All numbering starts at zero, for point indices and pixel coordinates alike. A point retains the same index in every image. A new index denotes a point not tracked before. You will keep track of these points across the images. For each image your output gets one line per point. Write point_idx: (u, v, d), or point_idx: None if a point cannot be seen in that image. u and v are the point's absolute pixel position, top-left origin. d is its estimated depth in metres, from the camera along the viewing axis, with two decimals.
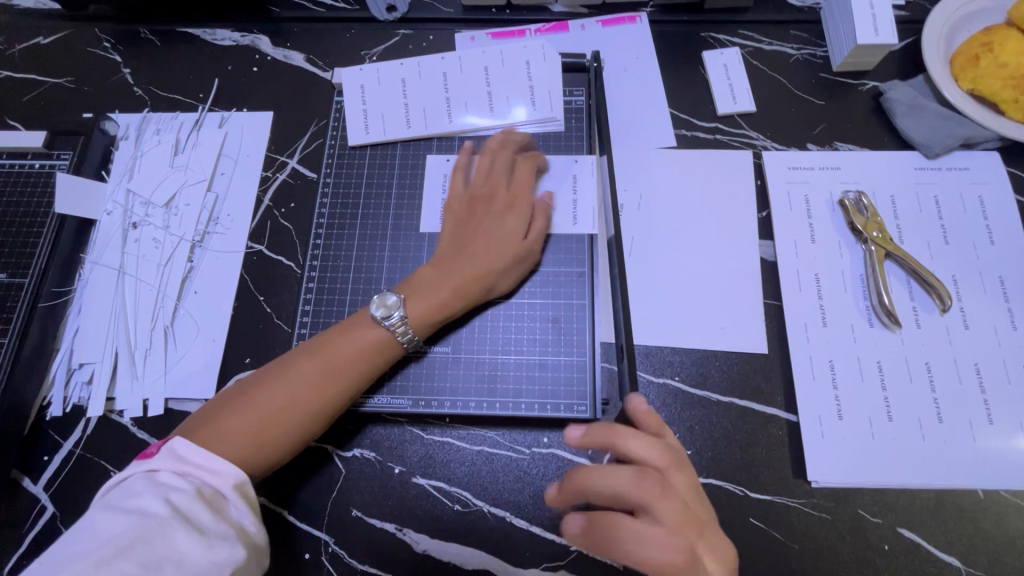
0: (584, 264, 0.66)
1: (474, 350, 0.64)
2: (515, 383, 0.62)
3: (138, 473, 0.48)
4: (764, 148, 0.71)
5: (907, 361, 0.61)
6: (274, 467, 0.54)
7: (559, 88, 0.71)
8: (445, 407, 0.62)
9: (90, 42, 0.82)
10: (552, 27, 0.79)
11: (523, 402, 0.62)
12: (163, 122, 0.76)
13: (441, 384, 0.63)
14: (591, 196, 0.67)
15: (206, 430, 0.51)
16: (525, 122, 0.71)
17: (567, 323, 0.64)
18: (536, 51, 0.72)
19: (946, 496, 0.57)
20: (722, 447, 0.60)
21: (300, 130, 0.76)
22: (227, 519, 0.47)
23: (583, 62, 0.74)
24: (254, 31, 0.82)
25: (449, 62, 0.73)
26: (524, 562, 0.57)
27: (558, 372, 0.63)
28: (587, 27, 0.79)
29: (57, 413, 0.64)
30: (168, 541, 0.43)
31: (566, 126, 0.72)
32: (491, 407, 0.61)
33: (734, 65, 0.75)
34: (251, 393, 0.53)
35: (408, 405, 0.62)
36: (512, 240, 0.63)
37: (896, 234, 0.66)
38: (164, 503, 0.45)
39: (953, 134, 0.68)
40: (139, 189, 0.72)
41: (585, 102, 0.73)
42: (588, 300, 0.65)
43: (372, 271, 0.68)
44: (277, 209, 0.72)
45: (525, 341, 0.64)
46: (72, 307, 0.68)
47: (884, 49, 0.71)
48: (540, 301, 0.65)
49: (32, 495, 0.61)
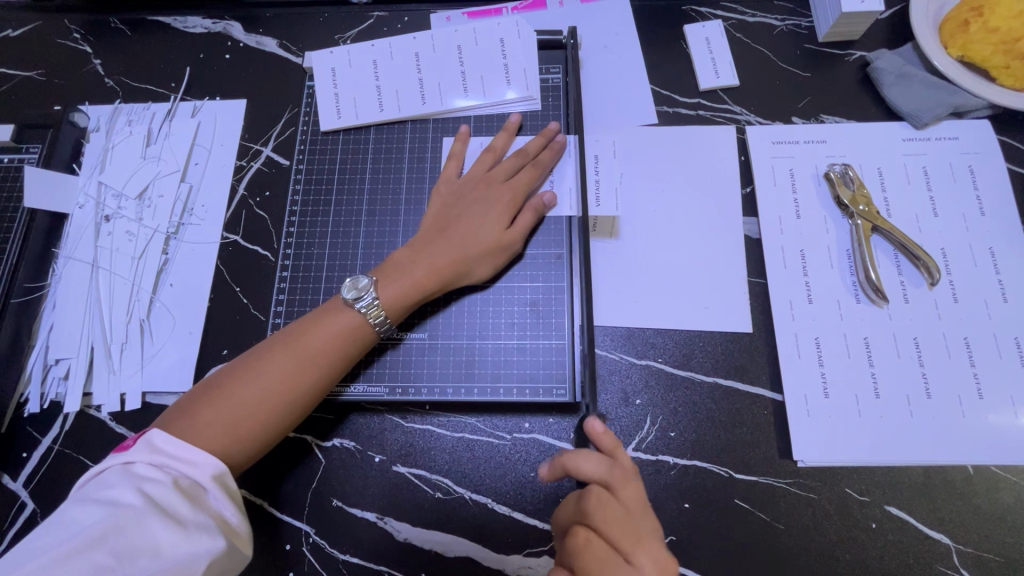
0: (562, 245, 0.65)
1: (451, 335, 0.63)
2: (494, 368, 0.61)
3: (114, 466, 0.47)
4: (748, 123, 0.70)
5: (895, 337, 0.59)
6: (255, 456, 0.54)
7: (535, 66, 0.70)
8: (422, 394, 0.61)
9: (59, 34, 0.80)
10: (529, 4, 0.77)
11: (502, 387, 0.61)
12: (135, 112, 0.75)
13: (418, 371, 0.62)
14: (571, 174, 0.65)
15: (181, 423, 0.50)
16: (514, 101, 0.69)
17: (546, 307, 0.63)
18: (510, 28, 0.71)
19: (935, 471, 0.56)
20: (706, 428, 0.58)
21: (273, 117, 0.74)
22: (207, 509, 0.46)
23: (560, 39, 0.72)
24: (226, 17, 0.80)
25: (422, 43, 0.71)
26: (507, 548, 0.57)
27: (537, 356, 0.61)
28: (566, 3, 0.77)
29: (34, 410, 0.63)
30: (143, 532, 0.42)
31: (543, 104, 0.70)
32: (469, 393, 0.61)
33: (715, 39, 0.73)
34: (225, 384, 0.53)
35: (386, 393, 0.61)
36: (493, 218, 0.62)
37: (883, 207, 0.64)
38: (139, 494, 0.44)
39: (941, 103, 0.66)
40: (111, 181, 0.71)
41: (562, 79, 0.71)
42: (567, 282, 0.64)
43: (347, 259, 0.66)
44: (252, 198, 0.71)
45: (502, 325, 0.63)
46: (46, 303, 0.67)
47: (869, 16, 0.69)
48: (519, 284, 0.64)
49: (12, 491, 0.61)
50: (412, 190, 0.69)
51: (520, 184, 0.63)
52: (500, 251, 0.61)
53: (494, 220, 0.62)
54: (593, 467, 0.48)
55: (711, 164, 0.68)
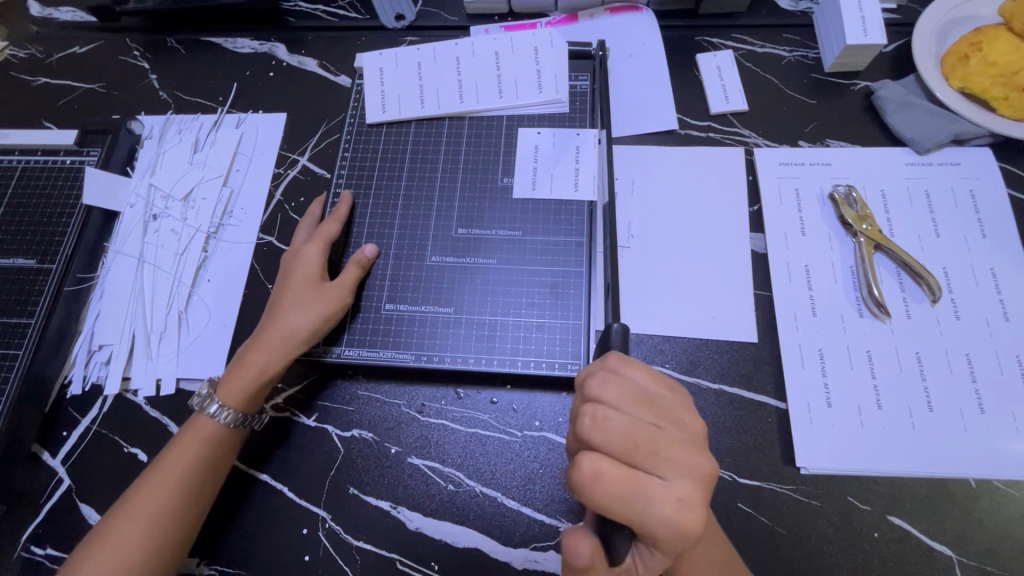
0: (584, 232, 0.69)
1: (475, 310, 0.67)
2: (513, 343, 0.65)
3: None
4: (756, 145, 0.73)
5: (897, 351, 0.61)
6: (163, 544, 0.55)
7: (564, 73, 0.75)
8: (445, 362, 0.65)
9: (121, 51, 0.88)
10: (561, 20, 0.83)
11: (520, 360, 0.64)
12: (185, 123, 0.81)
13: (441, 341, 0.66)
14: (594, 166, 0.71)
15: (89, 556, 0.54)
16: (540, 104, 0.74)
17: (564, 289, 0.67)
18: (544, 38, 0.76)
19: (936, 484, 0.57)
20: (712, 433, 0.61)
21: (311, 130, 0.80)
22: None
23: (589, 50, 0.77)
24: (272, 39, 0.87)
25: (462, 48, 0.77)
26: (514, 542, 0.59)
27: (554, 335, 0.65)
28: (596, 16, 0.82)
29: (76, 392, 0.68)
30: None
31: (571, 108, 0.75)
32: (488, 363, 0.64)
33: (726, 67, 0.77)
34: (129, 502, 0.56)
35: (411, 359, 0.65)
36: (309, 279, 0.65)
37: (887, 227, 0.67)
38: None
39: (943, 130, 0.69)
40: (160, 183, 0.77)
41: (588, 86, 0.76)
42: (586, 269, 0.67)
43: (381, 242, 0.71)
44: (288, 202, 0.76)
45: (523, 305, 0.66)
46: (94, 292, 0.72)
47: (873, 49, 0.73)
48: (539, 268, 0.68)
49: (50, 467, 0.65)
50: (444, 184, 0.73)
51: (308, 262, 0.66)
52: (325, 303, 0.63)
53: (309, 283, 0.65)
54: (628, 366, 0.46)
55: (720, 183, 0.71)
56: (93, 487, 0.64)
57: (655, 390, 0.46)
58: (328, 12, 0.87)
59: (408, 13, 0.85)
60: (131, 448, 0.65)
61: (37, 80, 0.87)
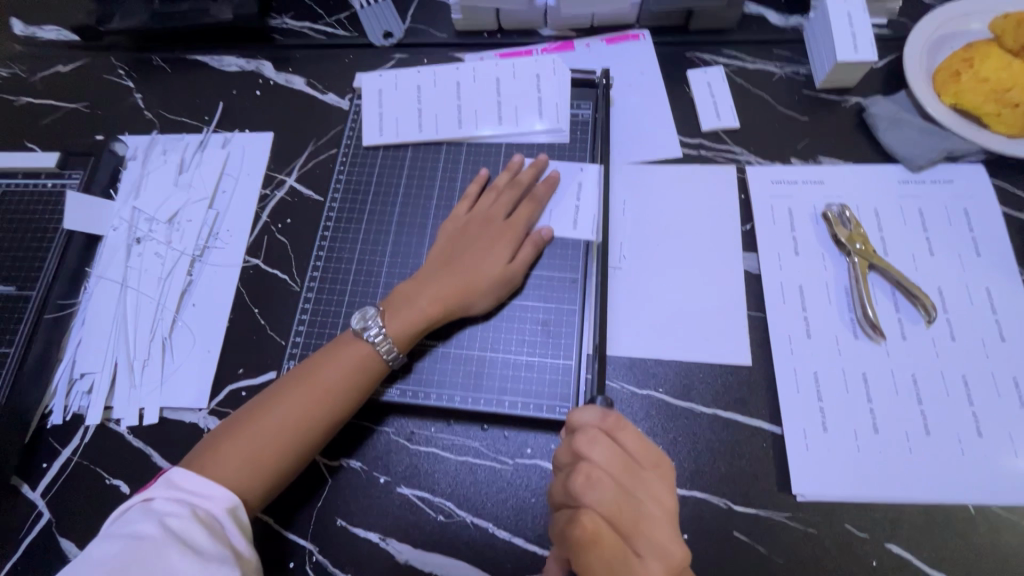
0: (578, 269, 0.67)
1: (463, 346, 0.65)
2: (501, 381, 0.64)
3: (136, 504, 0.49)
4: (748, 163, 0.73)
5: (893, 373, 0.60)
6: (279, 488, 0.56)
7: (566, 101, 0.74)
8: (431, 399, 0.63)
9: (105, 70, 0.87)
10: (557, 47, 0.82)
11: (508, 400, 0.63)
12: (170, 143, 0.80)
13: (429, 376, 0.64)
14: (593, 198, 0.70)
15: (199, 462, 0.53)
16: (542, 132, 0.73)
17: (556, 326, 0.65)
18: (546, 66, 0.75)
19: (935, 510, 0.56)
20: (706, 460, 0.59)
21: (297, 150, 0.79)
22: (223, 541, 0.48)
23: (591, 78, 0.76)
24: (259, 57, 0.86)
25: (463, 73, 0.76)
26: (505, 574, 0.57)
27: (544, 374, 0.64)
28: (592, 45, 0.82)
29: (57, 421, 0.66)
30: (165, 561, 0.44)
31: (571, 137, 0.74)
32: (475, 402, 0.63)
33: (717, 83, 0.77)
34: (247, 425, 0.55)
35: (396, 395, 0.63)
36: (496, 252, 0.65)
37: (880, 246, 0.66)
38: (159, 526, 0.46)
39: (936, 147, 0.69)
40: (144, 206, 0.75)
41: (591, 114, 0.75)
42: (579, 303, 0.66)
43: (372, 270, 0.70)
44: (274, 224, 0.75)
45: (513, 342, 0.65)
46: (76, 318, 0.71)
47: (864, 66, 0.72)
48: (532, 302, 0.66)
49: (30, 500, 0.63)
50: (439, 209, 0.72)
51: (519, 221, 0.67)
52: (503, 282, 0.64)
53: (495, 256, 0.65)
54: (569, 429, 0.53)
55: (712, 202, 0.70)
56: (73, 521, 0.62)
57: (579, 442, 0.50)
58: (315, 30, 0.86)
59: (396, 31, 0.85)
60: (112, 479, 0.63)
61: (20, 100, 0.86)
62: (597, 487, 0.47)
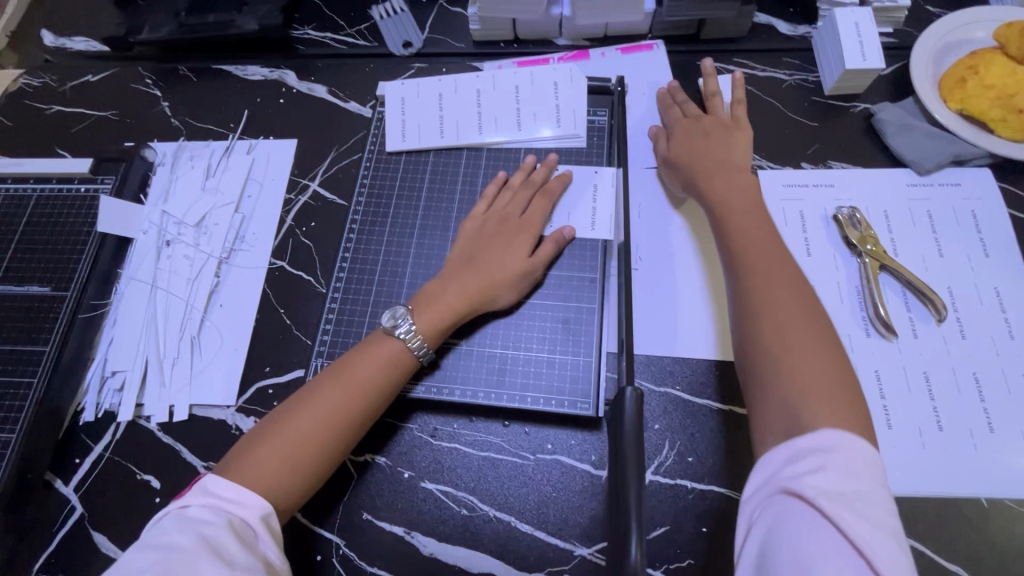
0: (597, 269, 0.69)
1: (485, 344, 0.67)
2: (523, 377, 0.65)
3: (170, 512, 0.50)
4: (759, 167, 0.75)
5: (905, 371, 0.62)
6: (318, 484, 0.57)
7: (583, 107, 0.77)
8: (455, 395, 0.65)
9: (134, 79, 0.90)
10: (575, 55, 0.84)
11: (530, 395, 0.65)
12: (197, 149, 0.83)
13: (453, 373, 0.66)
14: (609, 200, 0.72)
15: (239, 465, 0.54)
16: (552, 138, 0.76)
17: (576, 325, 0.67)
18: (564, 73, 0.78)
19: (949, 504, 0.57)
20: (724, 454, 0.61)
21: (320, 156, 0.82)
22: (253, 550, 0.48)
23: (608, 86, 0.78)
24: (282, 66, 0.88)
25: (483, 80, 0.79)
26: (528, 567, 0.59)
27: (564, 371, 0.65)
28: (608, 54, 0.84)
29: (89, 418, 0.68)
30: (195, 571, 0.44)
31: (587, 142, 0.76)
32: (499, 398, 0.65)
33: (728, 91, 0.79)
34: (283, 424, 0.56)
35: (421, 389, 0.65)
36: (517, 249, 0.68)
37: (891, 247, 0.68)
38: (193, 536, 0.46)
39: (943, 151, 0.71)
40: (173, 210, 0.78)
41: (607, 121, 0.77)
42: (599, 304, 0.68)
43: (396, 271, 0.72)
44: (299, 227, 0.77)
45: (534, 339, 0.67)
46: (107, 319, 0.73)
47: (871, 73, 0.74)
48: (551, 302, 0.68)
49: (63, 495, 0.65)
50: (461, 211, 0.75)
51: (535, 218, 0.70)
52: (525, 278, 0.67)
53: (516, 253, 0.67)
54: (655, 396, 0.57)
55: None
56: (106, 515, 0.64)
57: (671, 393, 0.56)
58: (336, 40, 0.89)
59: (416, 41, 0.87)
60: (143, 474, 0.65)
61: (51, 109, 0.88)
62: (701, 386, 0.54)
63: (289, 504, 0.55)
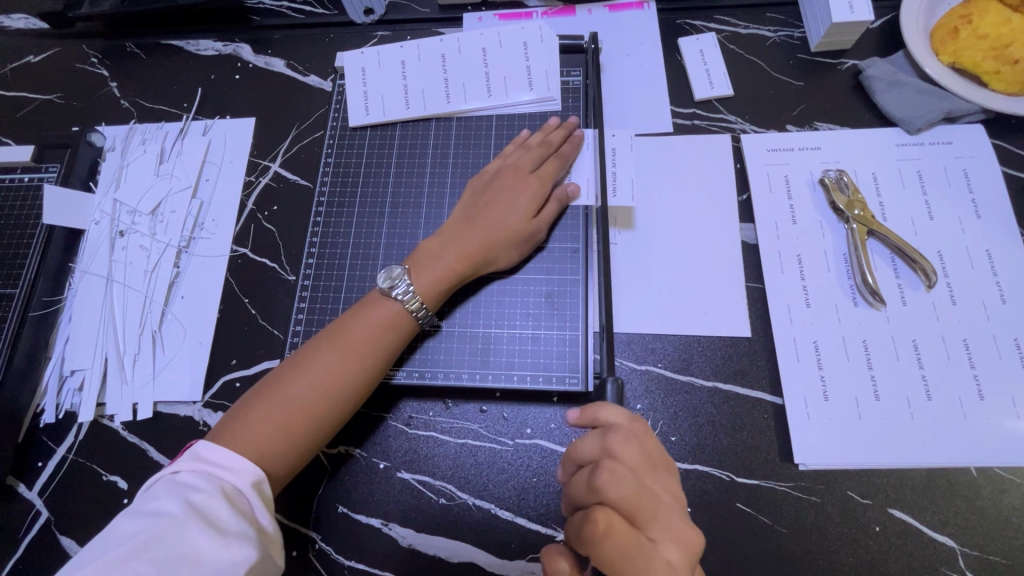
0: (578, 240, 0.66)
1: (468, 323, 0.64)
2: (507, 356, 0.63)
3: (161, 477, 0.47)
4: (743, 131, 0.71)
5: (894, 340, 0.60)
6: (310, 451, 0.54)
7: (556, 68, 0.72)
8: (438, 379, 0.62)
9: (78, 59, 0.84)
10: (558, 10, 0.80)
11: (516, 374, 0.62)
12: (149, 132, 0.78)
13: (435, 356, 0.63)
14: (588, 164, 0.68)
15: (229, 431, 0.51)
16: (527, 103, 0.72)
17: (560, 299, 0.64)
18: (534, 32, 0.73)
19: (939, 474, 0.56)
20: (708, 431, 0.59)
21: (281, 135, 0.77)
22: (247, 516, 0.46)
23: (581, 44, 0.74)
24: (236, 40, 0.83)
25: (448, 45, 0.74)
26: (509, 554, 0.57)
27: (551, 347, 0.63)
28: (594, 10, 0.79)
29: (50, 420, 0.65)
30: (184, 538, 0.41)
31: (563, 105, 0.72)
32: (483, 379, 0.62)
33: (709, 50, 0.74)
34: (275, 388, 0.53)
35: (403, 376, 0.63)
36: (521, 205, 0.63)
37: (879, 211, 0.65)
38: (182, 502, 0.43)
39: (933, 108, 0.67)
40: (125, 198, 0.73)
41: (582, 81, 0.73)
42: (582, 277, 0.65)
43: (369, 253, 0.68)
44: (261, 212, 0.73)
45: (518, 316, 0.64)
46: (63, 315, 0.69)
47: (860, 27, 0.70)
48: (534, 276, 0.65)
49: (27, 500, 0.62)
50: (433, 186, 0.71)
51: (547, 173, 0.65)
52: (525, 238, 0.63)
53: (522, 210, 0.63)
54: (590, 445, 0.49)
55: (707, 173, 0.69)
56: (71, 519, 0.61)
57: (651, 453, 0.49)
58: (293, 9, 0.83)
59: (377, 7, 0.81)
60: (109, 475, 0.63)
61: None
62: (620, 483, 0.46)
63: (278, 468, 0.52)
